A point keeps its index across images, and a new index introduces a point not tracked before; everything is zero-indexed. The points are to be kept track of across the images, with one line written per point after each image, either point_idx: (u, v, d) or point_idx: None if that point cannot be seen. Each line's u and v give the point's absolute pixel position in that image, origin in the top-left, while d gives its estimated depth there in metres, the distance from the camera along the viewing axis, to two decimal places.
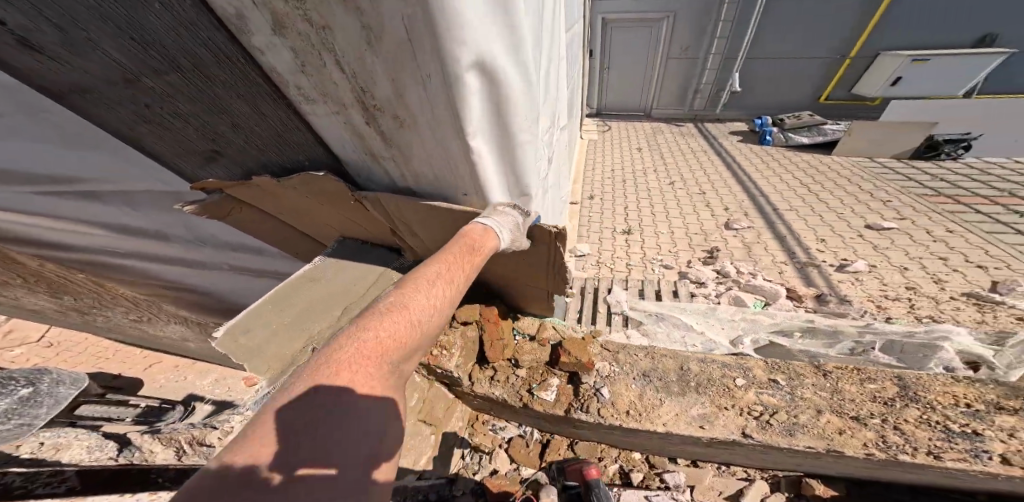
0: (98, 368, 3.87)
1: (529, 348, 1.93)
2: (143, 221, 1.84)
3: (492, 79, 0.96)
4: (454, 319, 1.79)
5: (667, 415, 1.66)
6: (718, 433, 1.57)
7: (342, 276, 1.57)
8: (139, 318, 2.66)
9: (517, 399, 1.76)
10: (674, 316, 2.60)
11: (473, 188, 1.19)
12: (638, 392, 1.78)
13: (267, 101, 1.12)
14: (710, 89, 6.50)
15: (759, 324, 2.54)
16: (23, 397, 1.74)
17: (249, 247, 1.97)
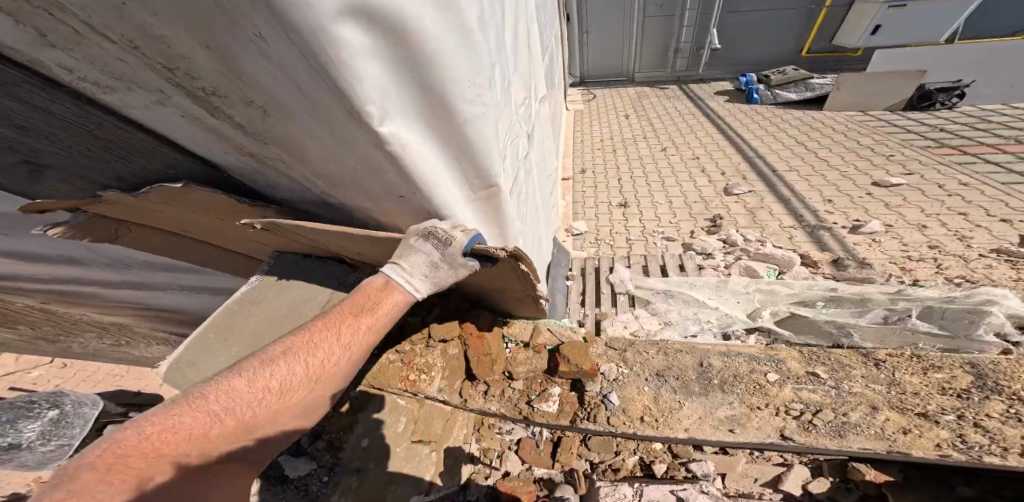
0: (94, 389, 3.79)
1: (524, 358, 1.79)
2: (37, 246, 1.55)
3: (390, 33, 0.69)
4: (432, 339, 1.69)
5: (688, 419, 1.56)
6: (752, 437, 1.47)
7: (287, 293, 1.39)
8: (117, 342, 2.46)
9: (516, 413, 1.63)
10: (685, 293, 2.37)
11: (412, 187, 0.93)
12: (653, 394, 1.68)
13: (35, 92, 0.87)
14: (691, 47, 6.06)
15: (775, 296, 2.28)
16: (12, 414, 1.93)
17: (186, 267, 1.72)
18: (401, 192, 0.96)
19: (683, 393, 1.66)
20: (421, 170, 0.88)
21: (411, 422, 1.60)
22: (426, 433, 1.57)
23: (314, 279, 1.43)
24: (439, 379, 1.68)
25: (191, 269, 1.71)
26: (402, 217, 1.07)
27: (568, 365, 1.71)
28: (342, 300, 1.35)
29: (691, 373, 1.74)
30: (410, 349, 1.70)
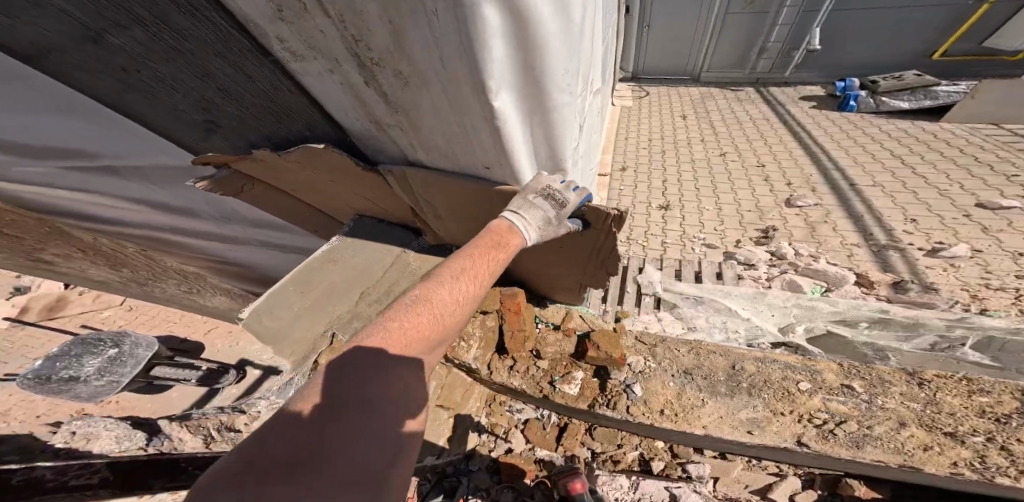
0: (158, 331, 4.18)
1: (553, 340, 1.87)
2: (169, 196, 1.78)
3: (522, 21, 0.75)
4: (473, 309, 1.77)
5: (708, 416, 1.60)
6: (769, 440, 1.52)
7: (356, 253, 1.53)
8: (190, 290, 2.56)
9: (537, 390, 1.75)
10: (717, 301, 2.35)
11: (502, 156, 1.03)
12: (677, 390, 1.72)
13: (249, 59, 0.95)
14: (779, 48, 5.69)
15: (816, 312, 2.23)
16: (110, 355, 2.97)
17: (273, 224, 1.90)
18: (490, 162, 1.08)
19: (708, 392, 1.68)
20: (510, 144, 0.98)
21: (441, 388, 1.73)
22: (448, 399, 1.77)
23: (379, 243, 1.57)
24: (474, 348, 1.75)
25: (279, 225, 1.89)
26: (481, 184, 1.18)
27: (597, 352, 1.76)
28: (407, 265, 1.52)
29: (719, 379, 1.75)
30: None
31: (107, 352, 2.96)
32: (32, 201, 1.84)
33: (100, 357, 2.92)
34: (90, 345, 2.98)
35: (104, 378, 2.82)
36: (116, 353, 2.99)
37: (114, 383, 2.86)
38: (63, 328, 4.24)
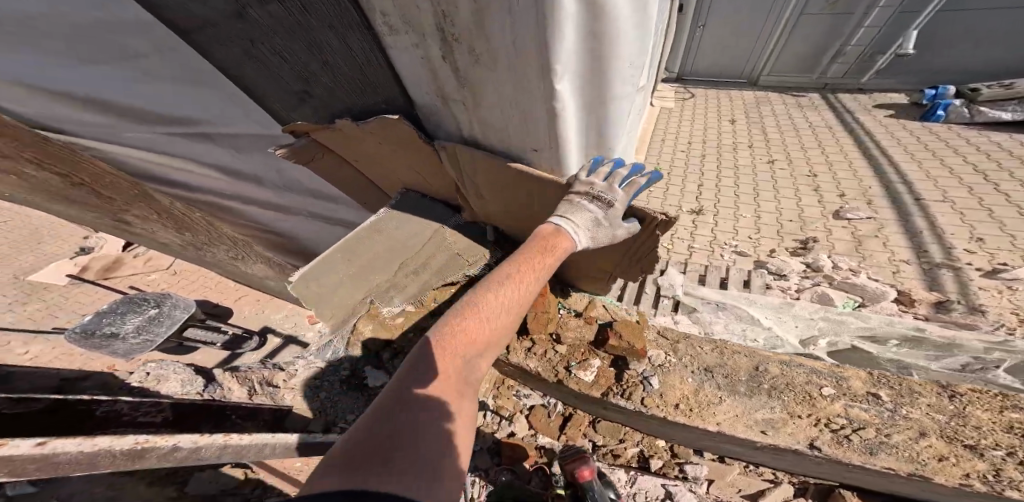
0: (200, 296, 4.47)
1: (573, 326, 1.94)
2: (243, 163, 1.91)
3: (597, 11, 0.81)
4: None
5: (723, 414, 1.65)
6: (782, 441, 1.56)
7: (399, 225, 1.65)
8: (236, 257, 2.78)
9: (552, 374, 1.81)
10: (739, 308, 2.34)
11: (555, 140, 1.10)
12: (694, 386, 1.76)
13: (356, 33, 1.04)
14: (859, 52, 5.47)
15: (844, 326, 2.20)
16: (150, 315, 3.24)
17: (327, 196, 2.02)
18: (542, 146, 1.14)
19: (727, 390, 1.73)
20: (563, 129, 1.06)
21: None
22: None
23: (421, 218, 1.68)
24: None
25: (332, 197, 2.01)
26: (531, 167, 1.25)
27: (620, 341, 1.80)
28: (444, 244, 1.67)
29: (738, 380, 1.78)
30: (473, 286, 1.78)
31: (148, 311, 3.23)
32: (123, 160, 2.06)
33: (142, 315, 3.19)
34: (135, 303, 3.25)
35: (141, 337, 3.11)
36: (157, 313, 3.27)
37: (149, 342, 3.14)
38: (117, 286, 4.60)
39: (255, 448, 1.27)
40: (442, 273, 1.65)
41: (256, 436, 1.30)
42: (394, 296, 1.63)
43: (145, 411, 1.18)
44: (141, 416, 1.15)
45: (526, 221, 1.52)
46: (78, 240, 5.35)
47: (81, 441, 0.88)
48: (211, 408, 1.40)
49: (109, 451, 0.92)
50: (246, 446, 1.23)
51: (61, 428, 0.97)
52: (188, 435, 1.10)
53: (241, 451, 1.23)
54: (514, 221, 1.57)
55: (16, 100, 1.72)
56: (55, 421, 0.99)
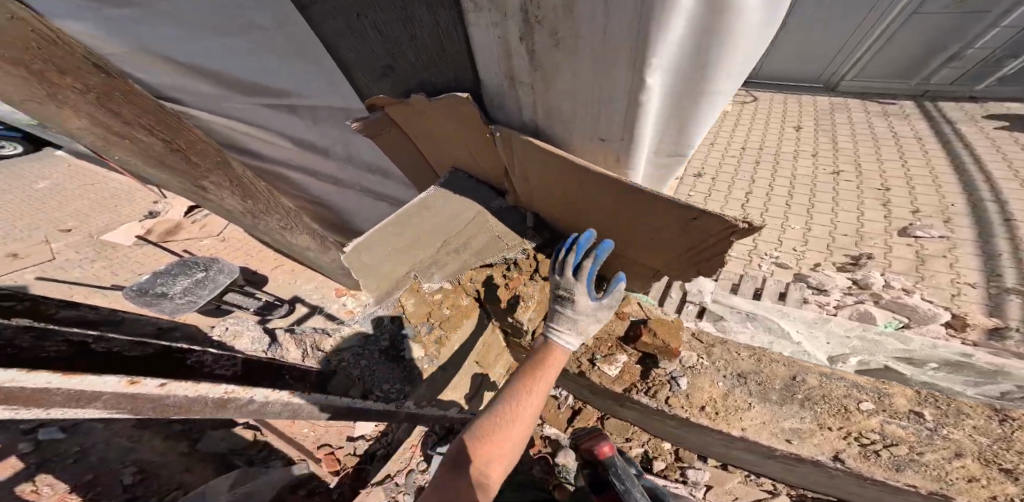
0: (246, 265, 4.74)
1: (605, 319, 1.95)
2: (315, 137, 2.03)
3: (717, 9, 0.85)
4: (536, 275, 1.90)
5: (750, 421, 1.83)
6: (805, 451, 1.73)
7: (444, 204, 1.73)
8: (286, 226, 2.90)
9: (575, 364, 2.03)
10: (769, 319, 2.39)
11: (626, 133, 1.18)
12: (723, 391, 1.94)
13: (446, 8, 1.11)
14: (978, 57, 5.10)
15: (879, 347, 2.18)
16: (197, 278, 3.88)
17: (384, 172, 2.15)
18: (608, 135, 1.22)
19: (757, 398, 1.90)
20: (643, 119, 1.12)
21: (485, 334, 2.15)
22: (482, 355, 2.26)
23: (466, 198, 1.76)
24: (530, 310, 1.91)
25: (388, 173, 2.12)
26: (596, 154, 1.33)
27: (653, 341, 1.84)
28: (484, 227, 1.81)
29: (769, 389, 1.93)
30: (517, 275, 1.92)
31: (195, 274, 3.88)
32: (211, 130, 2.21)
33: (189, 278, 3.85)
34: (187, 266, 3.92)
35: (185, 296, 3.71)
36: (203, 276, 3.90)
37: (191, 302, 3.71)
38: (173, 250, 4.94)
39: (310, 409, 1.48)
40: (478, 255, 1.94)
41: (312, 398, 1.52)
42: (434, 273, 1.97)
43: (227, 364, 1.33)
44: (223, 368, 1.30)
45: (581, 202, 1.50)
46: (143, 204, 5.76)
47: (187, 388, 1.08)
48: (275, 367, 1.57)
49: (204, 398, 1.12)
50: (303, 407, 1.46)
51: (170, 370, 1.13)
52: (262, 390, 1.31)
53: (298, 410, 1.44)
54: (569, 202, 1.55)
55: (139, 69, 1.80)
56: (161, 363, 1.17)
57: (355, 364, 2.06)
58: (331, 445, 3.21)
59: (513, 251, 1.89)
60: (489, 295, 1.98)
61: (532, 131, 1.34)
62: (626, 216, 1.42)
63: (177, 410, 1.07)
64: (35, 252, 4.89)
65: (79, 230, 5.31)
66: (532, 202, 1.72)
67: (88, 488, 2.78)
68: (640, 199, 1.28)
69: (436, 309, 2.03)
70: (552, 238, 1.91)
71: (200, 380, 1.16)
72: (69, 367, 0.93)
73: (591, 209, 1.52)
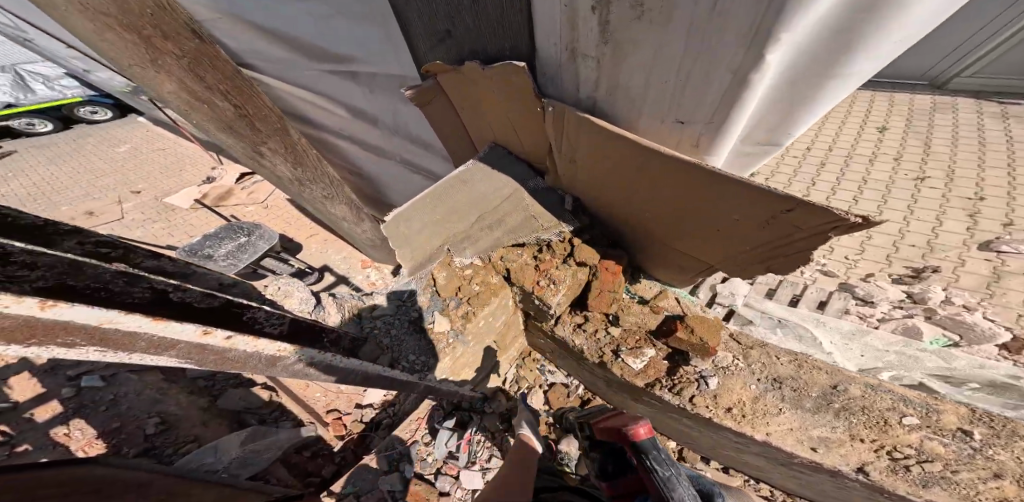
0: (285, 233, 4.89)
1: (637, 311, 1.90)
2: (367, 104, 2.26)
3: None
4: (570, 257, 1.84)
5: (777, 426, 1.83)
6: (829, 461, 1.72)
7: (480, 181, 1.85)
8: (328, 197, 2.99)
9: (597, 354, 2.01)
10: (802, 327, 2.32)
11: (716, 115, 1.12)
12: (755, 394, 1.92)
13: None
14: None
15: (916, 363, 2.12)
16: (242, 243, 3.99)
17: (425, 143, 2.32)
18: (687, 117, 1.18)
19: (789, 404, 1.87)
20: (743, 103, 1.06)
21: (511, 310, 2.23)
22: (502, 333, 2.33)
23: (502, 176, 1.84)
24: (561, 293, 1.87)
25: (429, 144, 2.29)
26: (668, 135, 1.28)
27: (690, 337, 1.78)
28: (518, 204, 1.85)
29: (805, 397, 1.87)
30: (549, 257, 1.88)
31: (240, 239, 3.98)
32: (278, 92, 2.55)
33: (235, 242, 3.96)
34: (233, 231, 4.04)
35: (228, 260, 3.81)
36: (245, 241, 4.00)
37: (231, 265, 3.80)
38: (222, 214, 5.11)
39: (346, 372, 1.56)
40: (512, 232, 1.90)
41: (350, 362, 1.60)
42: (467, 248, 1.98)
43: (280, 321, 1.38)
44: (276, 325, 1.34)
45: (644, 184, 1.41)
46: (202, 170, 5.95)
47: (246, 343, 1.14)
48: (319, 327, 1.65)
49: (258, 353, 1.19)
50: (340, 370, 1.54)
51: (236, 322, 1.17)
52: (308, 351, 1.38)
53: (335, 372, 1.52)
54: (629, 184, 1.47)
55: (231, 34, 2.20)
56: (234, 319, 1.18)
57: (386, 331, 2.05)
58: (339, 410, 3.43)
59: (549, 232, 1.82)
60: (519, 274, 1.93)
61: (587, 107, 1.34)
62: (702, 201, 1.30)
63: (232, 363, 1.14)
64: (107, 211, 5.15)
65: (148, 192, 5.53)
66: (580, 185, 1.69)
67: (114, 435, 2.95)
68: (720, 181, 1.16)
69: (464, 284, 2.02)
70: (590, 221, 1.87)
71: (259, 335, 1.22)
72: (158, 313, 0.96)
73: (655, 193, 1.41)
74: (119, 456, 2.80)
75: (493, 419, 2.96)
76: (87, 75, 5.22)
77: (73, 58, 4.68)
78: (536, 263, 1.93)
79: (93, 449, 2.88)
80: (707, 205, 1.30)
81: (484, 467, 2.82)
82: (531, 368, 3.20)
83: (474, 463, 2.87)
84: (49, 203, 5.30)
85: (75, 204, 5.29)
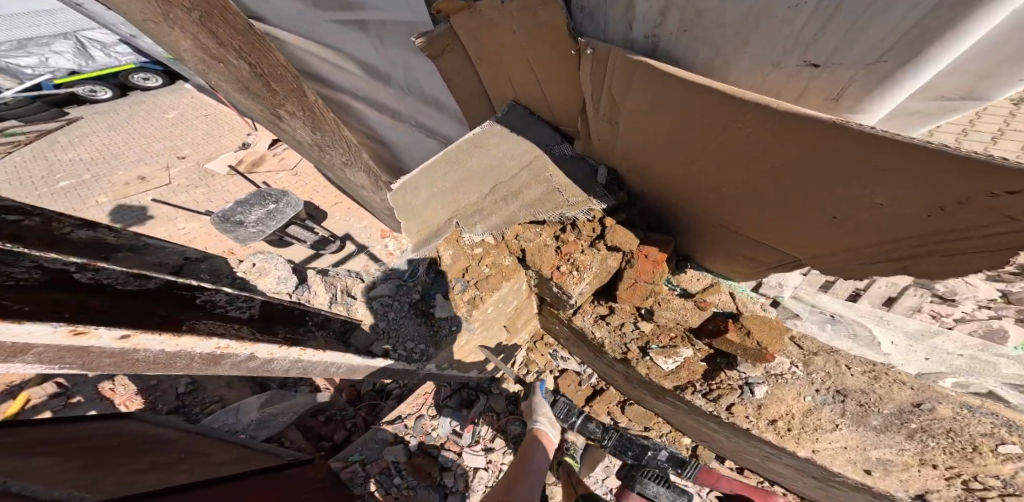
0: (312, 201, 4.75)
1: (676, 306, 1.61)
2: (376, 58, 1.98)
3: None
4: (599, 241, 1.56)
5: (826, 445, 1.67)
6: (882, 485, 1.58)
7: (500, 149, 1.60)
8: (348, 161, 2.86)
9: (621, 351, 1.86)
10: (859, 326, 1.49)
11: (884, 47, 0.76)
12: (809, 406, 1.68)
13: None
14: None
15: (996, 370, 1.31)
16: (271, 210, 4.00)
17: (439, 103, 2.00)
18: (826, 55, 0.84)
19: (850, 421, 1.61)
20: (972, 17, 0.65)
21: (525, 292, 2.01)
22: (511, 320, 2.12)
23: (526, 139, 1.58)
24: (586, 282, 1.60)
25: (443, 105, 1.97)
26: (787, 82, 0.94)
27: (744, 340, 1.49)
28: (540, 173, 1.58)
29: (873, 412, 1.56)
30: (572, 241, 1.62)
31: (268, 205, 3.99)
32: (291, 52, 2.36)
33: (264, 208, 3.98)
34: (262, 198, 4.03)
35: (255, 226, 3.89)
36: (274, 208, 3.98)
37: (258, 232, 3.91)
38: (256, 181, 4.99)
39: (320, 366, 1.41)
40: (530, 206, 1.65)
41: (326, 356, 1.44)
42: (477, 223, 1.74)
43: (237, 306, 1.34)
44: (233, 310, 1.31)
45: (727, 150, 1.05)
46: (241, 134, 5.72)
47: (173, 339, 0.97)
48: (296, 312, 1.63)
49: (190, 352, 1.01)
50: (313, 365, 1.37)
51: (167, 305, 1.12)
52: (266, 346, 1.21)
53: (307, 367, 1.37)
54: (701, 152, 1.11)
55: None
56: (166, 296, 1.15)
57: (382, 313, 1.90)
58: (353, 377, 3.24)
59: (576, 210, 1.56)
60: (536, 258, 1.68)
61: (644, 51, 1.07)
62: (821, 171, 0.91)
63: (157, 360, 0.98)
64: (157, 176, 5.08)
65: (192, 157, 5.38)
66: (626, 156, 1.36)
67: (151, 392, 3.07)
68: (862, 143, 0.79)
69: (472, 265, 1.80)
70: (629, 196, 1.56)
71: (197, 326, 1.10)
72: (50, 289, 0.93)
73: (742, 163, 1.05)
74: (154, 413, 2.90)
75: (500, 401, 2.89)
76: (136, 40, 5.08)
77: (121, 24, 4.59)
78: (558, 246, 1.67)
79: (133, 404, 3.00)
80: (833, 175, 0.90)
81: (486, 448, 2.79)
82: (542, 353, 2.96)
83: (477, 442, 2.82)
84: (107, 166, 5.27)
85: (130, 168, 5.23)
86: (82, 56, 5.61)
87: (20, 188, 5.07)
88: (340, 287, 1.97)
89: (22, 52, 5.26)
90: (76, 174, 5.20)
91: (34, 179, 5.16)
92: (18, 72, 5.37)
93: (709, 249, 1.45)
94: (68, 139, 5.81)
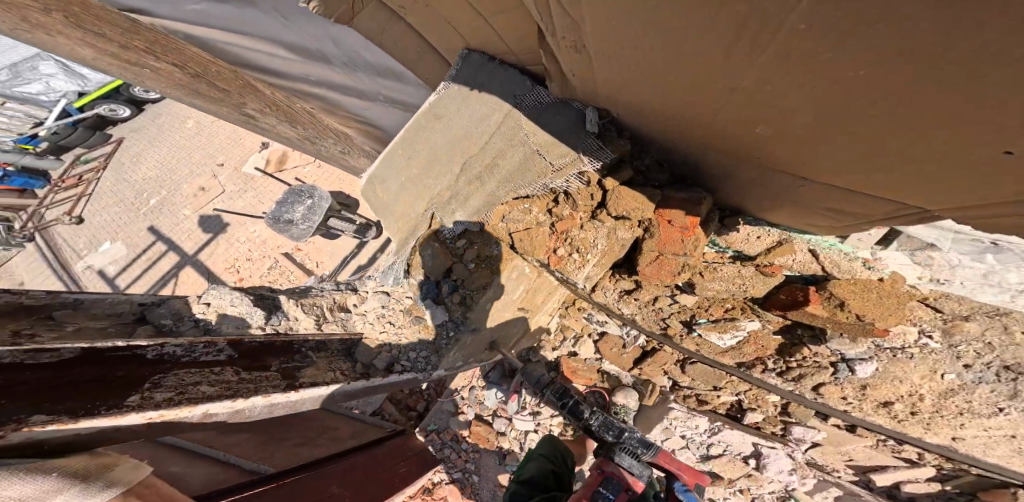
0: (342, 190, 4.64)
1: (728, 275, 1.19)
2: (299, 31, 1.54)
3: None
4: (601, 210, 1.19)
5: (968, 421, 1.23)
6: None
7: (467, 112, 1.28)
8: (343, 149, 2.60)
9: (656, 326, 1.57)
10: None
11: None
12: (954, 385, 1.15)
13: None
14: None
15: None
16: (309, 205, 3.90)
17: (386, 69, 1.50)
18: None
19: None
20: None
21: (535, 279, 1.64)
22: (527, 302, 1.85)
23: (488, 94, 1.22)
24: (592, 264, 1.28)
25: (391, 70, 1.48)
26: None
27: (835, 313, 1.07)
28: (517, 130, 1.23)
29: None
30: (568, 214, 1.25)
31: (306, 201, 3.89)
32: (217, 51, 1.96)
33: (304, 206, 3.89)
34: (297, 194, 3.92)
35: (304, 222, 3.88)
36: (312, 202, 3.89)
37: (308, 229, 3.90)
38: (289, 181, 4.92)
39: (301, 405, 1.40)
40: (509, 180, 1.30)
41: (308, 392, 1.42)
42: (456, 211, 1.43)
43: (204, 351, 1.39)
44: (201, 355, 1.37)
45: (789, 62, 0.53)
46: None
47: (98, 418, 0.92)
48: (276, 344, 1.58)
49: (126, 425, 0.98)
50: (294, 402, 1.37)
51: (113, 370, 1.15)
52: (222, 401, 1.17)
53: (288, 407, 1.37)
54: (741, 71, 0.60)
55: None
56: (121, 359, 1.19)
57: (377, 329, 1.78)
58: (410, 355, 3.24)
59: (564, 177, 1.20)
60: (526, 243, 1.35)
61: None
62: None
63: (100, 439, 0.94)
64: (211, 185, 5.13)
65: (230, 164, 5.26)
66: (631, 94, 0.87)
67: None
68: None
69: (458, 261, 1.52)
70: (635, 143, 1.12)
71: (152, 392, 1.14)
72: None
73: (826, 80, 0.52)
74: None
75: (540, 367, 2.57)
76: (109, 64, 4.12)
77: None
78: (552, 223, 1.30)
79: None
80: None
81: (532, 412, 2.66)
82: (576, 317, 2.42)
83: (524, 408, 2.65)
84: (172, 181, 5.35)
85: (189, 180, 5.28)
86: (75, 76, 4.53)
87: (122, 210, 5.34)
88: (327, 303, 1.80)
89: (23, 80, 4.25)
90: (156, 190, 5.34)
91: (129, 201, 5.37)
92: (36, 101, 4.45)
93: (783, 202, 0.90)
94: (131, 159, 5.66)
